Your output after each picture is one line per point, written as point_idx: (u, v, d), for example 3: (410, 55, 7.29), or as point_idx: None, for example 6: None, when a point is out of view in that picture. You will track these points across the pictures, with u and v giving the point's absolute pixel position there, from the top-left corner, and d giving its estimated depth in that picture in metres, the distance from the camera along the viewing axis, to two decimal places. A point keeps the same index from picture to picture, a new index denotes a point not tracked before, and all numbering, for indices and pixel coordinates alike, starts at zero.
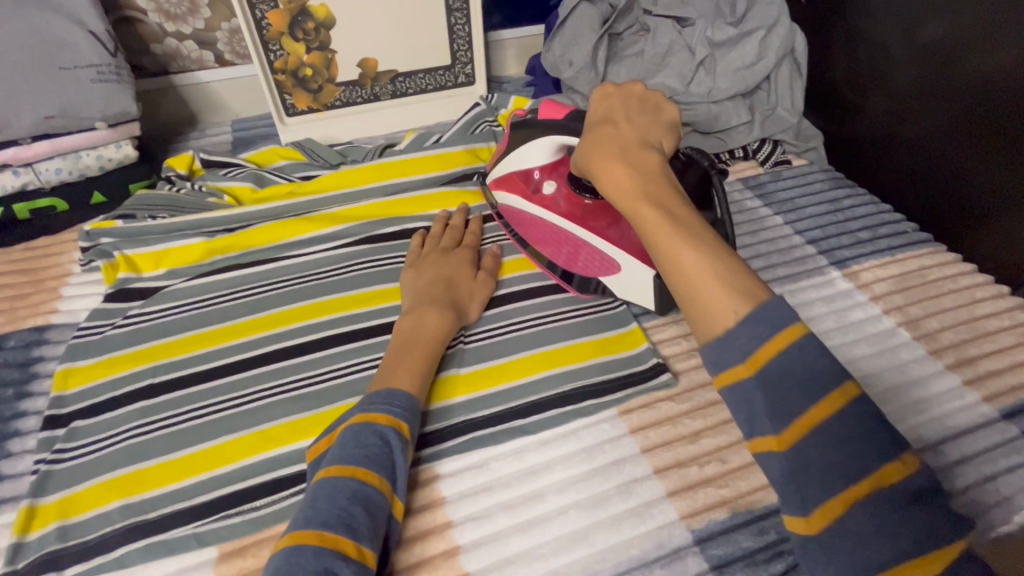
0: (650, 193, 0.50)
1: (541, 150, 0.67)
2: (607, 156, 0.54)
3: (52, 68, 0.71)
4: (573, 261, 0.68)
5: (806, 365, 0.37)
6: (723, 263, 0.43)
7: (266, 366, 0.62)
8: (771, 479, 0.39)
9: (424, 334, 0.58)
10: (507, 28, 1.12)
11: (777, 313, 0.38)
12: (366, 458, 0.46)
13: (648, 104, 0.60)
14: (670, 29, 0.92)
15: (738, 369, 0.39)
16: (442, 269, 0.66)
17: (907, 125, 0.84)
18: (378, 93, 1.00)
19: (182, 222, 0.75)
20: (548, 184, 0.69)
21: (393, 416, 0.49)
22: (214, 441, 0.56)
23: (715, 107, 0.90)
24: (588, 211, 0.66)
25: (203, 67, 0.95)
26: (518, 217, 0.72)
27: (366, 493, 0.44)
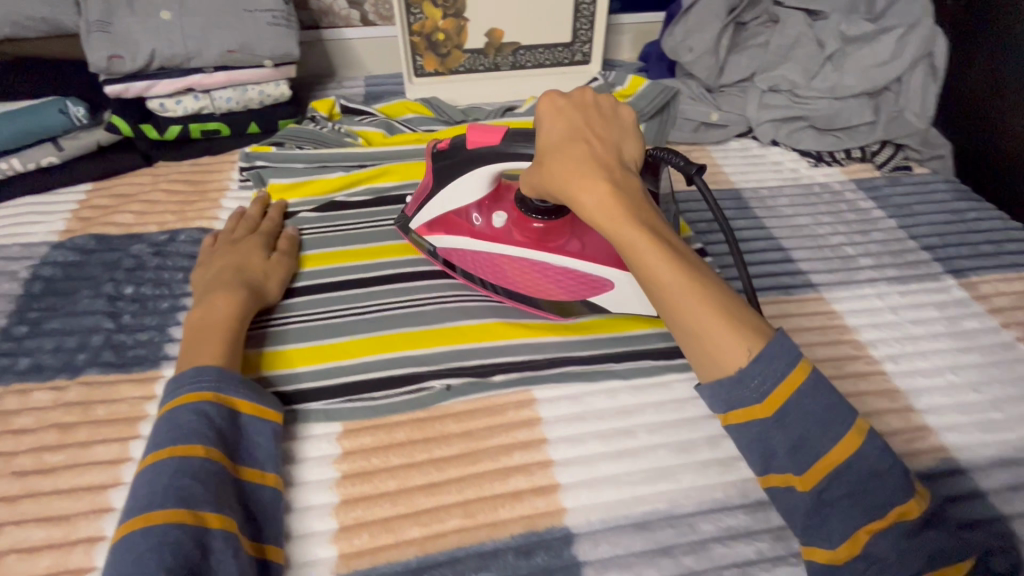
0: (644, 223, 0.49)
1: (476, 184, 0.63)
2: (590, 178, 0.50)
3: (239, 10, 0.82)
4: (529, 285, 0.65)
5: (819, 404, 0.44)
6: (718, 300, 0.46)
7: (389, 284, 0.69)
8: (793, 515, 0.45)
9: (212, 317, 0.57)
10: (627, 13, 1.15)
11: (787, 355, 0.44)
12: (182, 436, 0.47)
13: (605, 109, 0.56)
14: (801, 21, 0.91)
15: (753, 408, 0.45)
16: (231, 258, 0.65)
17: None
18: (499, 63, 1.06)
19: (323, 156, 0.83)
20: (495, 217, 0.65)
21: (203, 392, 0.50)
22: (339, 338, 0.63)
23: (837, 104, 0.89)
24: (542, 234, 0.63)
25: (349, 25, 1.04)
26: (465, 259, 0.67)
27: (191, 465, 0.45)
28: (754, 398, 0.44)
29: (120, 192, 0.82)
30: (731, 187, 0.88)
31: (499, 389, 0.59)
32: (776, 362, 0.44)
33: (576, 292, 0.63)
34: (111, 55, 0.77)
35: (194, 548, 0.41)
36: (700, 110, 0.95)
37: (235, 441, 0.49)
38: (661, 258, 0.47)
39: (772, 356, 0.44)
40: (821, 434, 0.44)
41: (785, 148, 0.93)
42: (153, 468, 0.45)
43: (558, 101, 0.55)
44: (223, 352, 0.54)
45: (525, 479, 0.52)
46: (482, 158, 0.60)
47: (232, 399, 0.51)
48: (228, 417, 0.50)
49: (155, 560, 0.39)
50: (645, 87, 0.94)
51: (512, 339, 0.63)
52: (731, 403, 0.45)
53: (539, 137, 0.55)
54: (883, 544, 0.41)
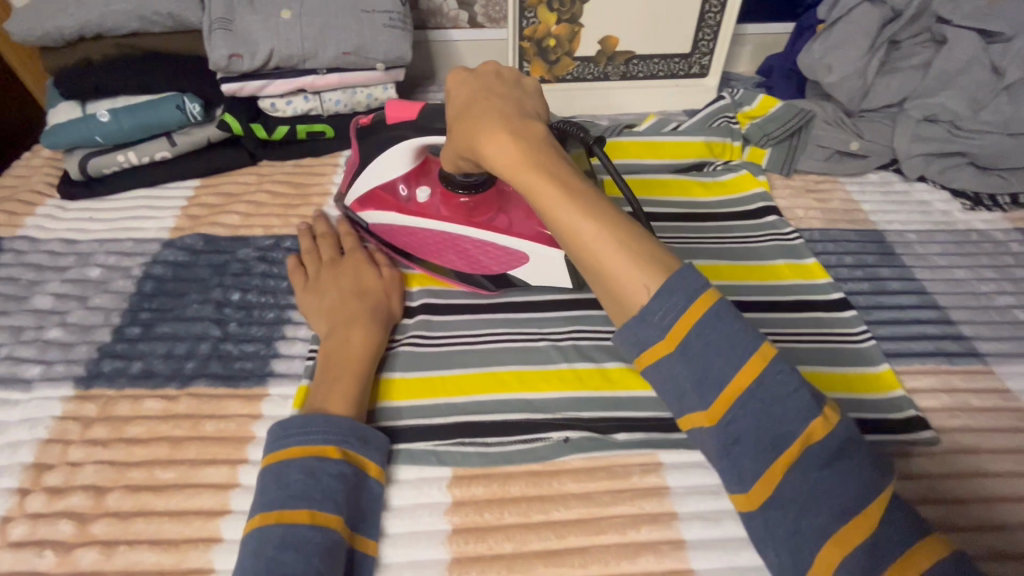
0: (542, 163, 0.45)
1: (402, 157, 0.63)
2: (488, 126, 0.46)
3: (357, 11, 0.80)
4: (468, 262, 0.66)
5: (780, 388, 0.37)
6: (627, 238, 0.42)
7: (498, 314, 0.65)
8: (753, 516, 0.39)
9: (348, 353, 0.55)
10: (750, 22, 1.05)
11: (743, 338, 0.38)
12: (290, 498, 0.43)
13: (508, 73, 0.52)
14: (973, 43, 0.79)
15: (698, 415, 0.39)
16: (345, 280, 0.62)
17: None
18: (609, 72, 0.99)
19: None
20: (420, 192, 0.66)
21: (313, 446, 0.46)
22: (449, 370, 0.59)
23: (1011, 141, 0.77)
24: (471, 209, 0.64)
25: (456, 26, 1.00)
26: (396, 233, 0.67)
27: (295, 535, 0.41)
28: (692, 379, 0.39)
29: (227, 190, 0.81)
30: (872, 228, 0.78)
31: (621, 450, 0.53)
32: (729, 338, 0.38)
33: (500, 265, 0.65)
34: (232, 53, 0.75)
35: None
36: (838, 137, 0.85)
37: (346, 499, 0.45)
38: (562, 203, 0.43)
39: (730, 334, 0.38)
40: (777, 421, 0.37)
41: (934, 186, 0.83)
42: (260, 535, 0.42)
43: (463, 74, 0.52)
44: (359, 400, 0.52)
45: (657, 561, 0.46)
46: (406, 131, 0.61)
47: (325, 449, 0.46)
48: (338, 473, 0.45)
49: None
50: (777, 109, 0.86)
51: (635, 391, 0.57)
52: (680, 405, 0.40)
53: (450, 100, 0.52)
54: (794, 479, 0.37)
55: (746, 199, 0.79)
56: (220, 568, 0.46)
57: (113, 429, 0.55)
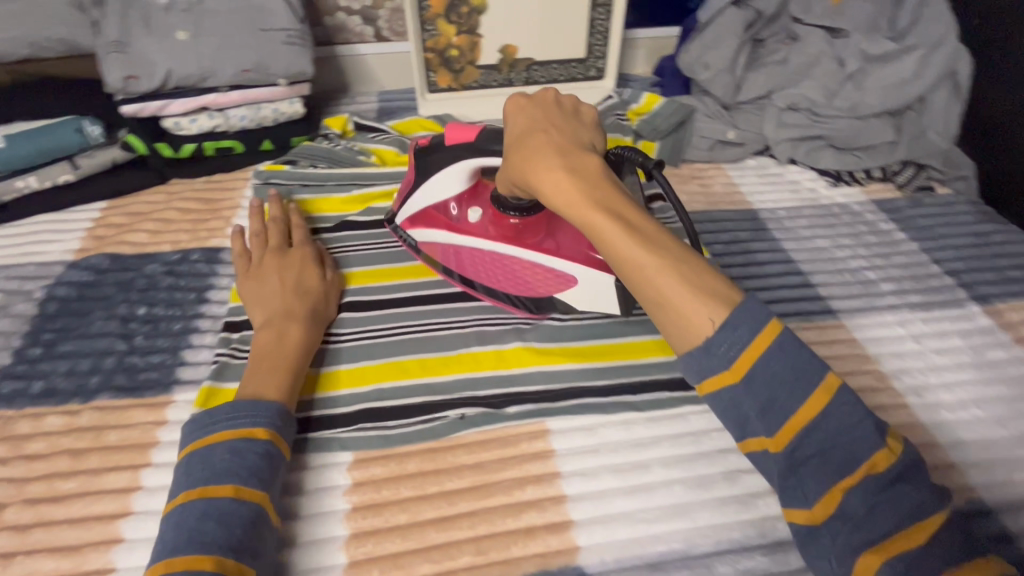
0: (602, 197, 0.45)
1: (454, 180, 0.63)
2: (543, 161, 0.47)
3: (254, 29, 0.82)
4: (521, 285, 0.65)
5: (841, 414, 0.39)
6: (691, 268, 0.42)
7: (402, 306, 0.68)
8: (771, 478, 0.42)
9: (285, 346, 0.56)
10: (641, 27, 1.14)
11: (811, 368, 0.40)
12: (213, 475, 0.46)
13: (566, 107, 0.53)
14: (820, 40, 0.89)
15: (763, 439, 0.41)
16: (289, 273, 0.64)
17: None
18: (513, 78, 1.05)
19: (339, 176, 0.85)
20: (471, 213, 0.66)
21: (242, 429, 0.49)
22: (354, 363, 0.62)
23: (859, 123, 0.87)
24: (518, 231, 0.63)
25: (363, 41, 1.05)
26: (448, 252, 0.68)
27: (217, 507, 0.44)
28: (755, 406, 0.40)
29: (135, 210, 0.82)
30: (749, 207, 0.86)
31: (512, 421, 0.58)
32: (796, 364, 0.39)
33: (546, 289, 0.64)
34: (127, 75, 0.78)
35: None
36: (717, 128, 0.93)
37: (270, 475, 0.48)
38: (620, 234, 0.43)
39: (792, 359, 0.39)
40: (842, 445, 0.39)
41: (803, 167, 0.91)
42: (184, 508, 0.45)
43: (522, 101, 0.53)
44: (288, 387, 0.54)
45: (539, 516, 0.51)
46: (460, 154, 0.60)
47: (253, 430, 0.49)
48: (263, 453, 0.48)
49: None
50: (660, 106, 0.94)
51: (528, 367, 0.62)
52: (742, 429, 0.42)
53: (507, 133, 0.53)
54: (854, 500, 0.38)
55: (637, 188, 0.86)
56: (122, 566, 0.48)
57: (13, 447, 0.55)
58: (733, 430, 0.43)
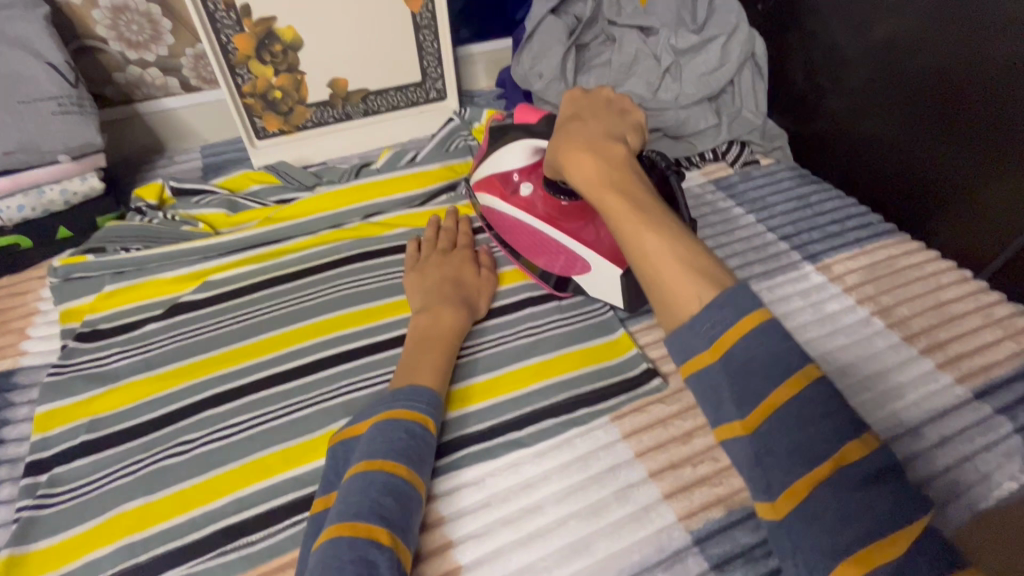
0: (616, 180, 0.48)
1: (521, 151, 0.68)
2: (572, 145, 0.53)
3: (11, 103, 0.69)
4: (554, 264, 0.68)
5: (877, 491, 0.33)
6: (686, 249, 0.41)
7: (252, 394, 0.60)
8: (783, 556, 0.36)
9: (439, 331, 0.61)
10: (474, 43, 1.13)
11: (837, 427, 0.34)
12: (394, 452, 0.49)
13: (616, 108, 0.60)
14: (635, 38, 0.94)
15: (733, 425, 0.36)
16: (446, 269, 0.68)
17: (884, 133, 0.84)
18: (350, 112, 0.99)
19: (161, 254, 0.73)
20: (525, 187, 0.68)
21: (415, 411, 0.52)
22: (201, 476, 0.54)
23: (683, 113, 0.92)
24: (563, 211, 0.65)
25: (169, 94, 0.94)
26: (499, 220, 0.72)
27: (394, 484, 0.47)
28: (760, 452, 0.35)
29: None
30: None
31: None
32: (827, 422, 0.34)
33: (568, 270, 0.68)
34: None
35: (390, 571, 0.42)
36: None
37: (427, 462, 0.51)
38: (624, 209, 0.46)
39: (875, 500, 0.32)
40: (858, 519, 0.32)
41: None
42: (364, 476, 0.47)
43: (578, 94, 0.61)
44: (438, 377, 0.57)
45: None
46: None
47: (424, 415, 0.52)
48: (428, 445, 0.51)
49: (355, 574, 0.40)
50: None
51: None
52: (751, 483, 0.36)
53: (560, 115, 0.61)
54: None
55: None
56: None
57: None
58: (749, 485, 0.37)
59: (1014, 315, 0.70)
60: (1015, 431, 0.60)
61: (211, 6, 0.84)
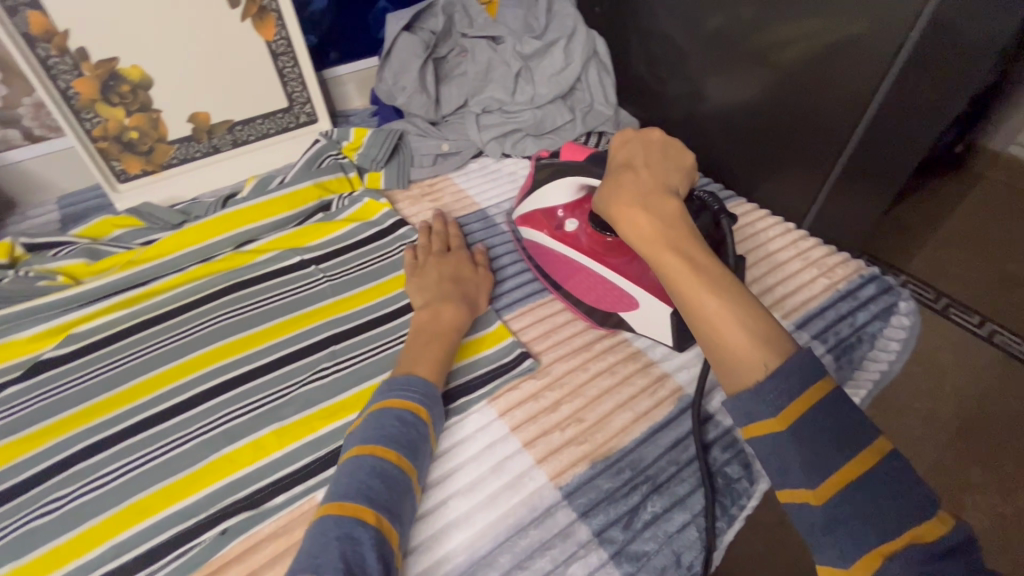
0: (673, 239, 0.51)
1: (565, 188, 0.73)
2: (628, 199, 0.55)
3: None
4: (599, 301, 0.71)
5: (893, 478, 0.38)
6: (746, 313, 0.45)
7: (129, 437, 0.60)
8: (806, 532, 0.40)
9: (441, 325, 0.64)
10: (342, 64, 1.15)
11: (859, 428, 0.39)
12: (383, 437, 0.51)
13: (668, 152, 0.62)
14: (486, 48, 1.01)
15: (767, 423, 0.40)
16: (445, 269, 0.73)
17: (722, 144, 0.97)
18: (217, 145, 0.99)
19: (14, 313, 0.70)
20: (570, 223, 0.74)
21: (413, 401, 0.55)
22: (76, 529, 0.54)
23: (540, 111, 0.99)
24: (608, 246, 0.70)
25: (11, 147, 0.89)
26: (546, 255, 0.77)
27: (383, 468, 0.49)
28: (797, 448, 0.39)
29: None
30: (478, 209, 0.93)
31: (282, 511, 0.56)
32: (847, 427, 0.39)
33: (613, 305, 0.70)
34: None
35: (372, 550, 0.44)
36: (431, 144, 0.98)
37: (420, 450, 0.53)
38: (685, 272, 0.48)
39: (892, 489, 0.37)
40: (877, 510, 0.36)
41: (516, 157, 1.01)
42: (355, 461, 0.50)
43: (628, 136, 0.64)
44: (435, 371, 0.59)
45: None
46: (572, 171, 0.71)
47: (413, 403, 0.54)
48: (419, 431, 0.53)
49: (338, 550, 0.43)
50: (369, 138, 0.96)
51: (290, 446, 0.60)
52: (783, 477, 0.40)
53: (613, 161, 0.63)
54: (896, 566, 0.35)
55: (377, 222, 0.86)
56: None
57: None
58: (773, 477, 0.41)
59: (826, 255, 0.82)
60: (828, 351, 0.70)
61: (41, 53, 0.81)
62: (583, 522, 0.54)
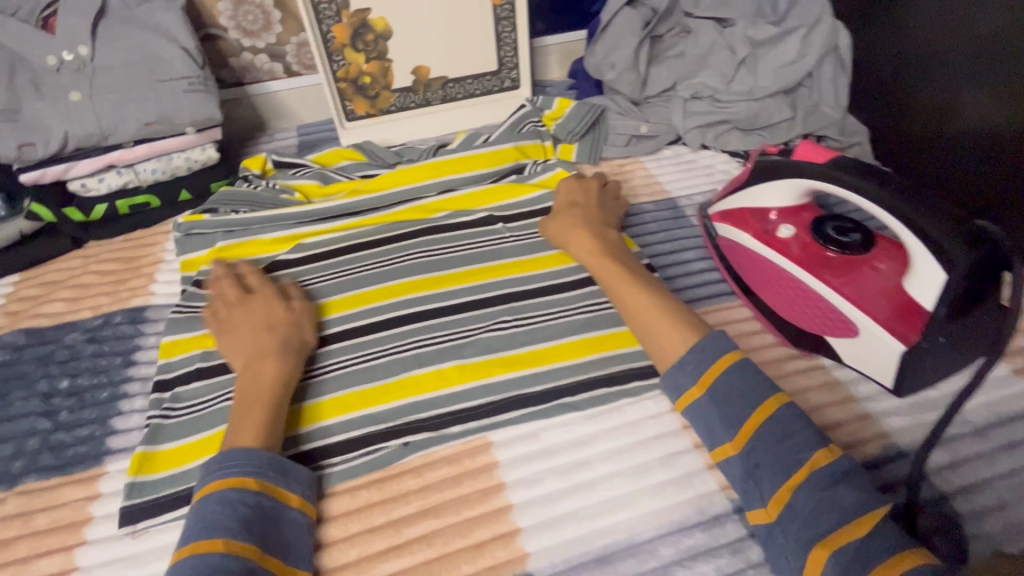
0: (618, 258, 0.68)
1: (790, 190, 0.67)
2: (579, 227, 0.73)
3: (153, 80, 0.81)
4: (802, 318, 0.65)
5: (785, 423, 0.50)
6: (669, 310, 0.60)
7: (338, 340, 0.68)
8: (737, 487, 0.51)
9: (261, 385, 0.57)
10: (550, 34, 1.17)
11: (759, 389, 0.52)
12: (206, 530, 0.46)
13: (609, 193, 0.80)
14: (711, 30, 0.95)
15: (692, 392, 0.54)
16: (259, 313, 0.64)
17: (971, 173, 0.80)
18: (430, 98, 1.06)
19: (263, 217, 0.83)
20: (784, 228, 0.68)
21: (236, 478, 0.50)
22: (294, 405, 0.62)
23: (757, 105, 0.92)
24: (826, 261, 0.64)
25: (274, 78, 1.05)
26: (744, 256, 0.72)
27: (211, 561, 0.44)
28: (714, 407, 0.52)
29: (49, 279, 0.79)
30: (668, 197, 0.90)
31: (456, 440, 0.59)
32: (748, 389, 0.52)
33: (820, 328, 0.64)
34: (22, 143, 0.74)
35: None
36: (630, 124, 0.97)
37: (258, 524, 0.48)
38: (626, 282, 0.64)
39: (787, 432, 0.49)
40: (785, 449, 0.48)
41: (715, 150, 0.96)
42: (178, 566, 0.45)
43: (572, 183, 0.79)
44: (260, 435, 0.53)
45: (487, 529, 0.53)
46: (803, 172, 0.63)
47: (241, 480, 0.50)
48: (252, 503, 0.49)
49: None
50: (572, 109, 0.97)
51: (469, 383, 0.64)
52: (711, 440, 0.53)
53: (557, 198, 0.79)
54: (798, 491, 0.46)
55: None
56: None
57: None
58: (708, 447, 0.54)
59: None
60: None
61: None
62: (755, 542, 0.51)
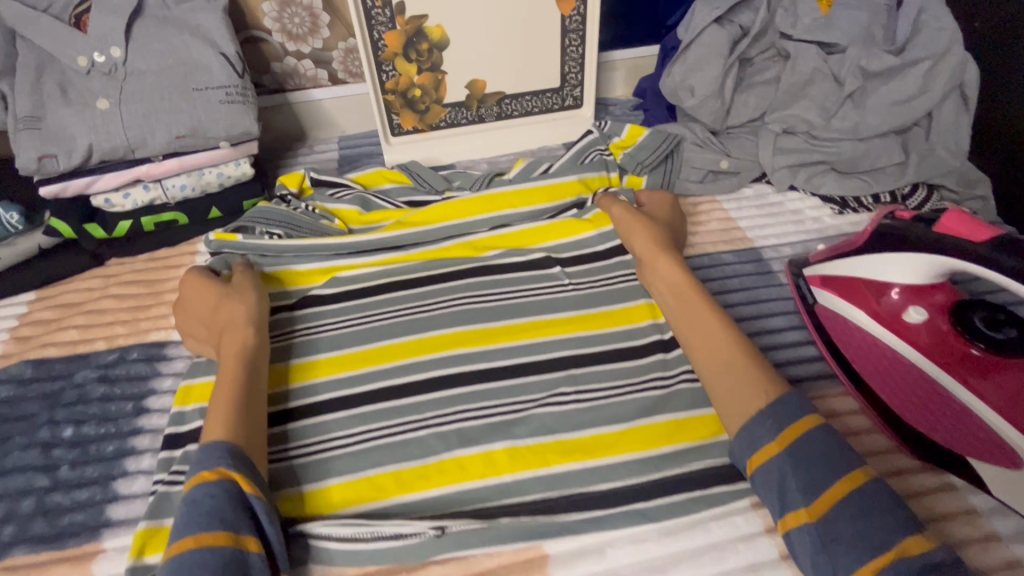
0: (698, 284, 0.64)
1: (925, 268, 0.54)
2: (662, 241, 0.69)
3: (187, 89, 0.73)
4: (934, 427, 0.54)
5: (875, 500, 0.44)
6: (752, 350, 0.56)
7: (375, 403, 0.60)
8: (807, 560, 0.45)
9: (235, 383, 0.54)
10: (618, 49, 1.06)
11: (846, 456, 0.47)
12: (179, 530, 0.44)
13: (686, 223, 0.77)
14: (814, 56, 0.82)
15: (769, 447, 0.49)
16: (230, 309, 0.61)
17: None
18: (483, 115, 0.97)
19: (297, 246, 0.73)
20: (913, 311, 0.57)
21: (203, 472, 0.47)
22: (322, 482, 0.55)
23: (862, 146, 0.80)
24: (970, 360, 0.54)
25: (317, 85, 0.97)
26: (856, 337, 0.61)
27: (180, 561, 0.42)
28: (791, 466, 0.47)
29: (63, 300, 0.73)
30: (751, 247, 0.78)
31: (508, 541, 0.51)
32: (834, 453, 0.47)
33: (961, 444, 0.53)
34: (42, 154, 0.68)
35: None
36: (709, 158, 0.86)
37: (230, 515, 0.45)
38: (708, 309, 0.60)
39: (877, 509, 0.43)
40: (873, 529, 0.42)
41: (804, 192, 0.84)
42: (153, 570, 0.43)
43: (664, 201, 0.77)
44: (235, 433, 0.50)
45: None
46: (951, 248, 0.51)
47: (210, 473, 0.47)
48: (221, 494, 0.45)
49: None
50: (645, 137, 0.85)
51: (521, 473, 0.55)
52: (783, 504, 0.47)
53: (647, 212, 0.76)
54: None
55: None
56: None
57: None
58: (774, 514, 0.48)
59: None
60: None
61: (368, 3, 0.84)
62: None
